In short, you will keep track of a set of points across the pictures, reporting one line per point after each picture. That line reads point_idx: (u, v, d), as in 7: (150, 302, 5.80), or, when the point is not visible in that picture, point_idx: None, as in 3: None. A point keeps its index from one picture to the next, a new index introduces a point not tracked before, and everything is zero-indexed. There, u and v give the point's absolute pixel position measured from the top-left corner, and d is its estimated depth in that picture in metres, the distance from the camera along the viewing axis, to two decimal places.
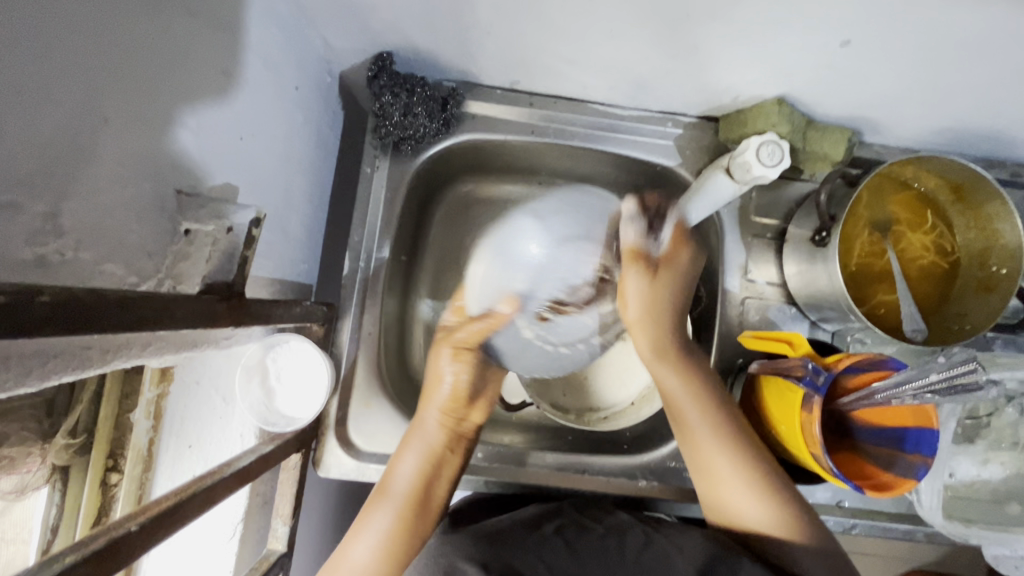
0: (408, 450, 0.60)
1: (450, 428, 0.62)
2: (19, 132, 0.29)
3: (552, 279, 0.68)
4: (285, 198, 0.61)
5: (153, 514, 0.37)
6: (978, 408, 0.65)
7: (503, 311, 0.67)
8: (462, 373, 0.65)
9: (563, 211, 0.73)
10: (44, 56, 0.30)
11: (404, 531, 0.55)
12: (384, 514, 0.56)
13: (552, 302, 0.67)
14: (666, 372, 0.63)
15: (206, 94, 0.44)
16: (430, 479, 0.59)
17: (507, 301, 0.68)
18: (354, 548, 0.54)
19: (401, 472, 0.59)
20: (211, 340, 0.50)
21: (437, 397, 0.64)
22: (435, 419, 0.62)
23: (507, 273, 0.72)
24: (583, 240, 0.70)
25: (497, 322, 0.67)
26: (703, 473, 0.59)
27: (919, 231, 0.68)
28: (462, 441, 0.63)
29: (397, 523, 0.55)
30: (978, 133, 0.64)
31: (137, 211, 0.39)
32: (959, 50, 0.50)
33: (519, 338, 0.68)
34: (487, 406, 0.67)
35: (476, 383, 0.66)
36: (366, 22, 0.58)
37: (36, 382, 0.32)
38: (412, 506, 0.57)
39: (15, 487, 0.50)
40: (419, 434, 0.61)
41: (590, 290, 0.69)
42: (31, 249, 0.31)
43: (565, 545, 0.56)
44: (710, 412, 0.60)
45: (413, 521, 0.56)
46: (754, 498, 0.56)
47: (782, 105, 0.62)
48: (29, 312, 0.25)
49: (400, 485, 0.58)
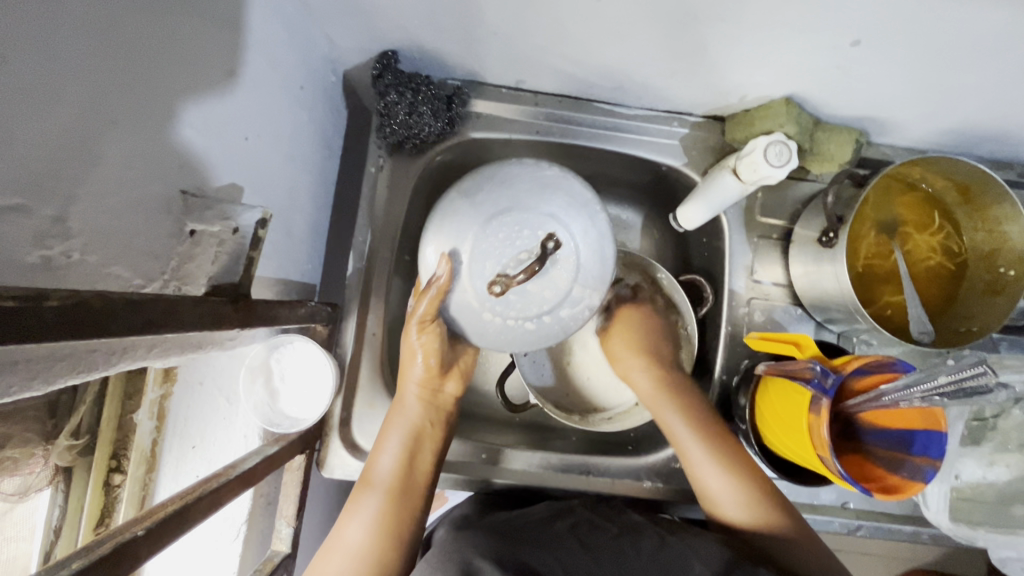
0: (392, 432, 0.63)
1: (427, 403, 0.65)
2: (27, 134, 0.29)
3: (491, 241, 0.54)
4: (289, 197, 0.60)
5: (159, 518, 0.37)
6: (984, 409, 0.65)
7: (443, 272, 0.56)
8: (433, 346, 0.64)
9: (498, 183, 0.58)
10: (51, 56, 0.30)
11: (395, 511, 0.59)
12: (374, 496, 0.59)
13: (500, 272, 0.54)
14: (665, 413, 0.66)
15: (211, 93, 0.44)
16: (412, 463, 0.62)
17: (443, 256, 0.57)
18: (349, 528, 0.57)
19: (387, 453, 0.62)
20: (216, 341, 0.50)
21: (411, 377, 0.65)
22: (413, 394, 0.65)
23: (458, 235, 0.56)
24: (516, 210, 0.55)
25: (444, 288, 0.57)
26: (697, 485, 0.63)
27: (926, 232, 0.68)
28: (440, 412, 0.66)
29: (388, 503, 0.59)
30: (987, 134, 0.64)
31: (143, 212, 0.38)
32: (970, 51, 0.50)
33: (475, 313, 0.57)
34: (461, 376, 0.69)
35: (444, 357, 0.66)
36: (371, 20, 0.57)
37: (41, 386, 0.32)
38: (401, 486, 0.60)
39: (18, 489, 0.49)
40: (400, 418, 0.63)
41: (531, 259, 0.53)
42: (37, 251, 0.31)
43: (579, 542, 0.56)
44: (705, 440, 0.63)
45: (402, 502, 0.59)
46: (739, 496, 0.60)
47: (791, 105, 0.62)
48: (37, 317, 0.24)
49: (387, 466, 0.61)
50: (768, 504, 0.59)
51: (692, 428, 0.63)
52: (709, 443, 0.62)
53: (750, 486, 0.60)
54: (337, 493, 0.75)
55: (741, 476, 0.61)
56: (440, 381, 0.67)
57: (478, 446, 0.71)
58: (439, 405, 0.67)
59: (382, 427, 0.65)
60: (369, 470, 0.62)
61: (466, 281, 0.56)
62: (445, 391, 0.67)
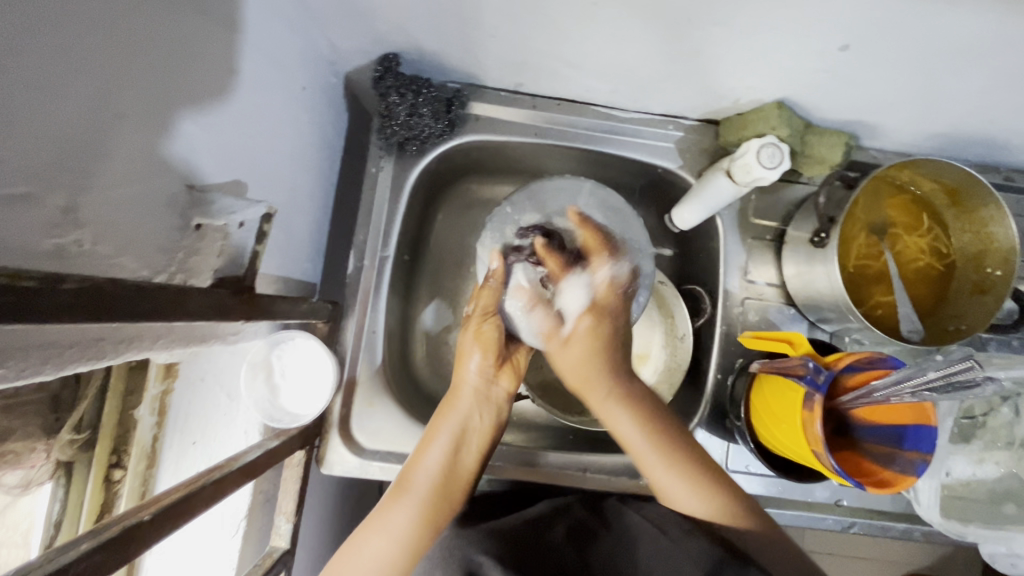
0: (446, 419, 0.64)
1: (484, 399, 0.66)
2: (40, 125, 0.30)
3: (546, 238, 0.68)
4: (291, 196, 0.62)
5: (164, 505, 0.38)
6: (973, 407, 0.66)
7: (496, 266, 0.66)
8: (491, 337, 0.67)
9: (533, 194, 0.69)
10: (64, 50, 0.31)
11: (429, 517, 0.58)
12: (419, 482, 0.60)
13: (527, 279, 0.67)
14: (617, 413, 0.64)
15: (215, 92, 0.45)
16: (453, 470, 0.61)
17: (494, 252, 0.67)
18: (388, 520, 0.57)
19: (437, 444, 0.62)
20: (219, 335, 0.51)
21: (470, 369, 0.67)
22: (470, 391, 0.66)
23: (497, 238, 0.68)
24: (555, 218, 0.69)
25: (501, 279, 0.67)
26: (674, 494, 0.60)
27: (915, 233, 0.69)
28: (493, 409, 0.66)
29: (431, 492, 0.59)
30: (974, 137, 0.65)
31: (149, 205, 0.39)
32: (954, 57, 0.51)
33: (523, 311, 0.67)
34: (516, 372, 0.70)
35: (501, 350, 0.68)
36: (374, 23, 0.58)
37: (52, 372, 0.32)
38: (445, 480, 0.60)
39: (19, 482, 0.50)
40: (449, 424, 0.63)
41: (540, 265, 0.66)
42: (49, 240, 0.32)
43: (576, 554, 0.54)
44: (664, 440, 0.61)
45: (444, 496, 0.60)
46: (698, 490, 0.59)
47: (782, 109, 0.63)
48: (53, 299, 0.25)
49: (435, 457, 0.61)
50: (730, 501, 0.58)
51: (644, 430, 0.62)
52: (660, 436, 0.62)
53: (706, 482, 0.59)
54: (335, 491, 0.76)
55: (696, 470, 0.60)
56: (496, 375, 0.68)
57: None
58: (494, 402, 0.67)
59: (428, 427, 0.64)
60: (409, 471, 0.61)
61: (519, 273, 0.66)
62: (497, 386, 0.67)
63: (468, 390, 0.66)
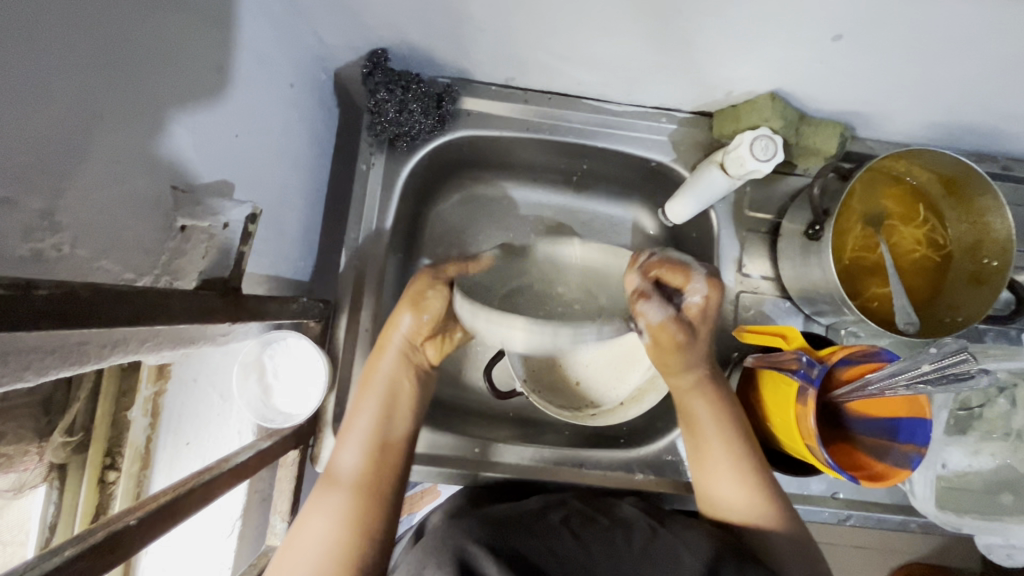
0: (358, 419, 0.62)
1: (407, 364, 0.65)
2: (16, 131, 0.30)
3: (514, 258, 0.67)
4: (280, 195, 0.61)
5: (150, 509, 0.38)
6: (970, 398, 0.66)
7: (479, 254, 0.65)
8: (428, 308, 0.63)
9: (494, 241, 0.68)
10: (38, 55, 0.30)
11: (361, 510, 0.57)
12: (341, 486, 0.58)
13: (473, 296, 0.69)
14: (688, 399, 0.64)
15: (199, 93, 0.44)
16: (379, 455, 0.60)
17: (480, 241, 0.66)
18: (315, 521, 0.55)
19: (349, 448, 0.60)
20: (208, 337, 0.50)
21: (398, 331, 0.65)
22: (392, 356, 0.65)
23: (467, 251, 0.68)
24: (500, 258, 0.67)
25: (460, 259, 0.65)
26: (710, 491, 0.62)
27: (911, 224, 0.69)
28: (415, 370, 0.66)
29: (356, 496, 0.57)
30: (971, 126, 0.64)
31: (132, 207, 0.39)
32: (948, 45, 0.51)
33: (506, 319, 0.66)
34: (444, 343, 0.69)
35: (437, 323, 0.65)
36: (361, 18, 0.58)
37: (33, 378, 0.32)
38: (365, 482, 0.58)
39: (12, 486, 0.51)
40: (376, 393, 0.63)
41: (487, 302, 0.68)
42: (27, 244, 0.31)
43: (570, 532, 0.56)
44: (727, 440, 0.61)
45: (367, 495, 0.58)
46: (745, 495, 0.59)
47: (776, 100, 0.63)
48: (27, 304, 0.25)
49: (350, 462, 0.60)
50: (769, 507, 0.59)
51: (710, 413, 0.62)
52: (725, 428, 0.61)
53: (758, 486, 0.59)
54: None
55: (750, 475, 0.60)
56: (423, 342, 0.67)
57: (472, 440, 0.72)
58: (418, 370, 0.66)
59: (354, 400, 0.64)
60: (334, 465, 0.60)
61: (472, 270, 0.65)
62: (422, 352, 0.67)
63: (382, 379, 0.63)
